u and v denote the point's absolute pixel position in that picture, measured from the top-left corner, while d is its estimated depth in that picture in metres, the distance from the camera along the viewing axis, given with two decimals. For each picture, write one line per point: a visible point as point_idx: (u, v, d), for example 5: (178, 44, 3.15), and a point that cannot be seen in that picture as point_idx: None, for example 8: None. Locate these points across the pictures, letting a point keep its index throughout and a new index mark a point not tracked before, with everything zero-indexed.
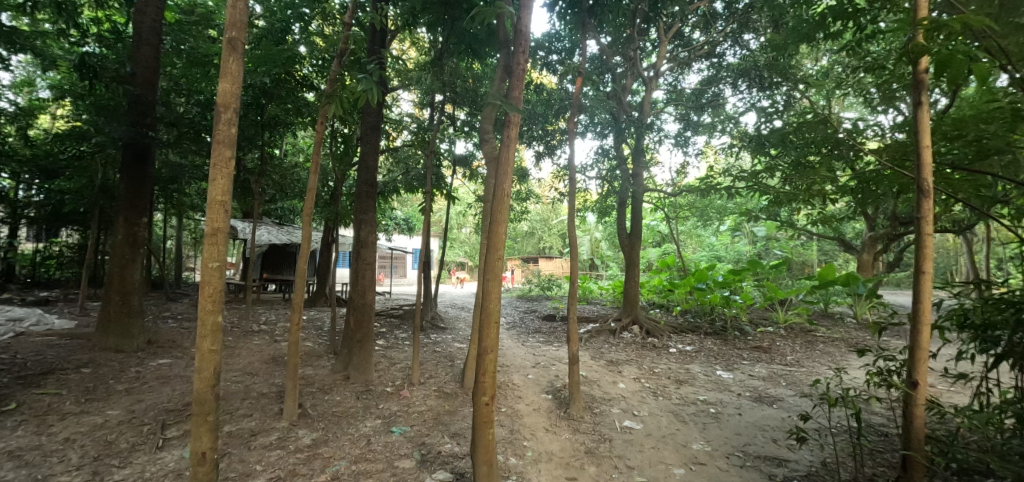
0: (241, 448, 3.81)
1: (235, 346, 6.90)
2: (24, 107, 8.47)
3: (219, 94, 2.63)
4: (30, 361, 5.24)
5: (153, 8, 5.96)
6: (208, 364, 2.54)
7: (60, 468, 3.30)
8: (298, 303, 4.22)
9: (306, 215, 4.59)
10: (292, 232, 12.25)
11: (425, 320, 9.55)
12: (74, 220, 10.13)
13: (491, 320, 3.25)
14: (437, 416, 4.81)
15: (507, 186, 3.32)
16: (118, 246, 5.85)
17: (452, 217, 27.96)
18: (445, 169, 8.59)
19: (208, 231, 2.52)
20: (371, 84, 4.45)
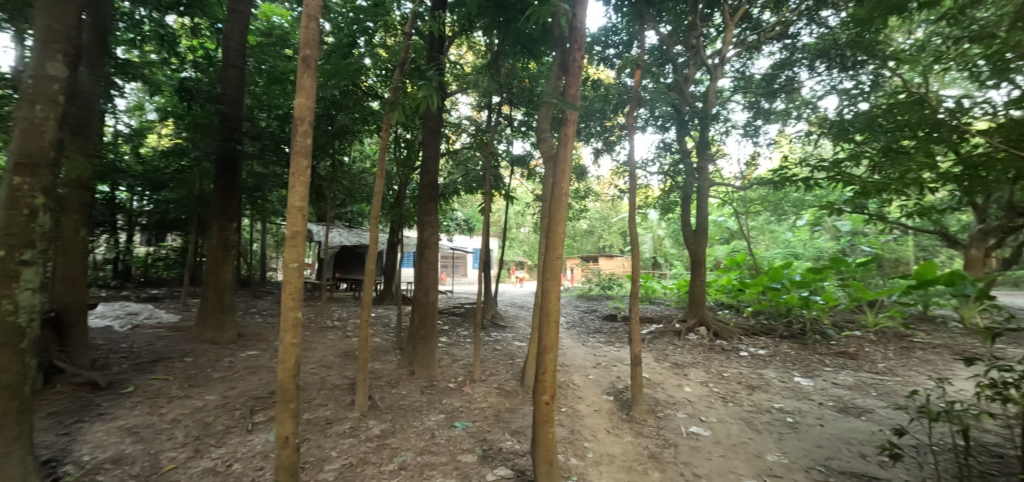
0: (318, 435, 4.10)
1: (312, 340, 7.45)
2: (138, 129, 9.69)
3: (296, 108, 2.86)
4: (144, 351, 5.98)
5: (238, 33, 6.57)
6: (289, 356, 2.77)
7: (168, 445, 3.74)
8: (367, 300, 4.45)
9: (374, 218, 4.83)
10: (361, 234, 12.99)
11: (486, 319, 9.72)
12: (178, 226, 11.43)
13: (551, 319, 3.25)
14: (498, 413, 4.88)
15: (566, 184, 3.30)
16: (213, 249, 6.52)
17: (511, 217, 28.26)
18: (503, 169, 8.69)
19: (289, 234, 2.77)
20: (431, 90, 4.61)
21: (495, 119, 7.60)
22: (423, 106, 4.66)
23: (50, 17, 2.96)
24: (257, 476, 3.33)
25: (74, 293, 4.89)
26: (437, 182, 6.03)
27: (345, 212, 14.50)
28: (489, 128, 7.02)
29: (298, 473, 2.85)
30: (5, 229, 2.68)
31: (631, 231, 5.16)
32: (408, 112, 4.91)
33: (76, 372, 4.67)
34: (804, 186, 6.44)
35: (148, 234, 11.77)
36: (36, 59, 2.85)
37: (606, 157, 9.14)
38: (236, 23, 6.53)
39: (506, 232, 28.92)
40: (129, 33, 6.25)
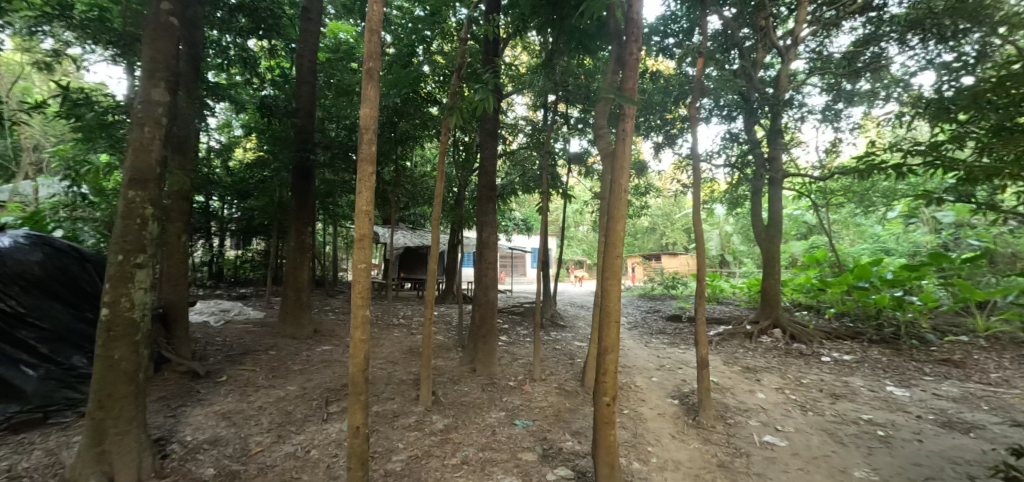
0: (386, 427, 4.31)
1: (380, 337, 7.86)
2: (227, 144, 10.73)
3: (361, 118, 3.03)
4: (234, 344, 6.63)
5: (309, 51, 7.08)
6: (359, 352, 2.95)
7: (256, 429, 4.12)
8: (429, 299, 4.60)
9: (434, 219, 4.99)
10: (424, 235, 13.49)
11: (545, 318, 9.72)
12: (262, 231, 12.51)
13: (611, 319, 3.18)
14: (558, 413, 4.86)
15: (625, 181, 3.21)
16: (291, 252, 7.08)
17: (569, 215, 28.04)
18: (560, 168, 8.65)
19: (357, 237, 2.94)
20: (486, 93, 4.69)
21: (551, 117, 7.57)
22: (479, 109, 4.75)
23: (154, 49, 3.32)
24: (332, 462, 3.57)
25: (178, 292, 5.53)
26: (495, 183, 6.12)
27: (409, 215, 15.13)
28: (545, 127, 7.02)
29: (368, 461, 3.02)
30: (123, 237, 3.10)
31: (695, 228, 4.92)
32: (466, 115, 5.03)
33: (180, 362, 5.29)
34: (895, 174, 5.78)
35: (237, 239, 13.00)
36: (143, 87, 3.25)
37: (667, 151, 8.78)
38: (308, 42, 7.04)
39: (564, 231, 28.74)
40: (218, 58, 6.94)
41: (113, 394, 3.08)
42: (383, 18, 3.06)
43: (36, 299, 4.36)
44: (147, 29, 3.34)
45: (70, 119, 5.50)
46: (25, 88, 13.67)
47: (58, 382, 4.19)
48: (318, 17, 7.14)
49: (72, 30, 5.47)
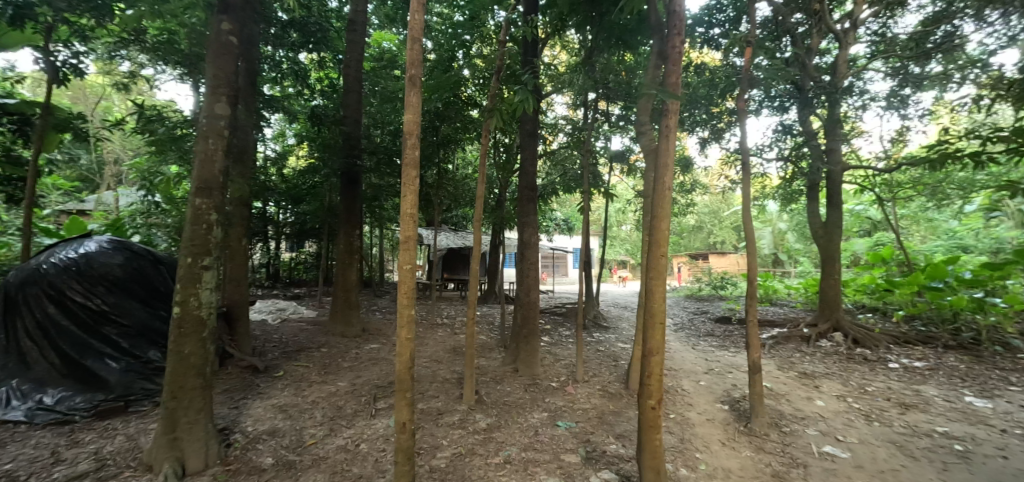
0: (431, 424, 4.41)
1: (424, 336, 8.06)
2: (282, 153, 11.37)
3: (405, 124, 3.13)
4: (290, 341, 7.02)
5: (355, 61, 7.39)
6: (405, 350, 3.04)
7: (311, 422, 4.34)
8: (472, 299, 4.66)
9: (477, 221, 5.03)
10: (466, 236, 13.71)
11: (588, 319, 9.60)
12: (314, 234, 13.15)
13: (655, 321, 3.09)
14: (601, 416, 4.78)
15: (669, 178, 3.11)
16: (341, 254, 7.40)
17: (612, 215, 27.56)
18: (601, 167, 8.53)
19: (403, 238, 3.04)
20: (526, 94, 4.70)
21: (592, 114, 7.47)
22: (519, 110, 4.76)
23: (217, 66, 3.58)
24: (380, 456, 3.70)
25: (240, 292, 5.93)
26: (535, 184, 6.12)
27: (452, 216, 15.42)
28: (585, 126, 6.94)
29: (414, 456, 3.11)
30: (191, 240, 3.36)
31: (745, 226, 4.69)
32: (506, 116, 5.06)
33: (242, 357, 5.66)
34: (972, 163, 5.26)
35: (291, 242, 13.73)
36: (208, 103, 3.51)
37: (714, 146, 8.45)
38: (354, 53, 7.34)
39: (606, 230, 28.26)
40: (273, 72, 7.37)
41: (184, 386, 3.34)
42: (424, 25, 3.13)
43: (118, 298, 4.81)
44: (210, 48, 3.59)
45: (145, 134, 6.03)
46: (109, 108, 15.13)
47: (137, 374, 4.60)
48: (363, 28, 7.43)
49: (147, 53, 6.00)
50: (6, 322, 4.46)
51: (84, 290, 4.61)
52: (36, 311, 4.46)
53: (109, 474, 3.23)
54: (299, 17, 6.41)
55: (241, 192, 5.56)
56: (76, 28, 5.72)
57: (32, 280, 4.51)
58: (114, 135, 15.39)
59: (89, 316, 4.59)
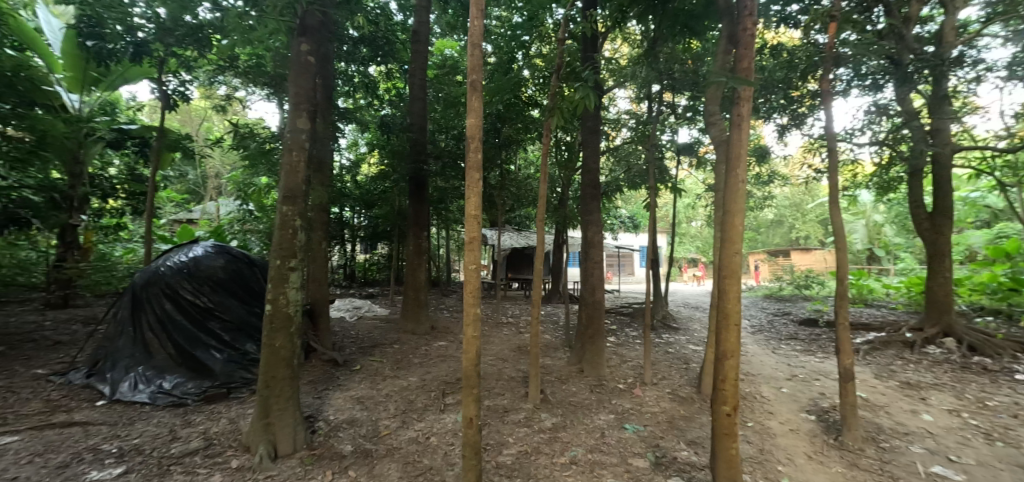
0: (497, 421, 4.49)
1: (490, 334, 8.22)
2: (355, 161, 12.15)
3: (468, 128, 3.22)
4: (366, 337, 7.50)
5: (419, 70, 7.71)
6: (471, 347, 3.11)
7: (386, 413, 4.62)
8: (537, 299, 4.65)
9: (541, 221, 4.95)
10: (529, 236, 13.80)
11: (655, 319, 9.26)
12: (386, 237, 13.89)
13: (730, 322, 2.88)
14: (671, 420, 4.59)
15: (741, 170, 2.90)
16: (411, 255, 7.76)
17: (680, 210, 26.32)
18: (667, 161, 8.18)
19: (467, 240, 3.13)
20: (587, 90, 4.62)
21: (656, 106, 7.18)
22: (580, 107, 4.70)
23: (297, 85, 3.90)
24: (448, 450, 3.84)
25: (321, 291, 6.42)
26: (598, 181, 6.01)
27: (515, 216, 15.57)
28: (650, 119, 6.70)
29: (480, 451, 3.17)
30: (279, 244, 3.71)
31: (832, 219, 4.28)
32: (566, 115, 5.01)
33: (323, 351, 6.15)
34: None
35: (366, 244, 14.61)
36: (291, 119, 3.85)
37: (794, 133, 7.78)
38: (419, 62, 7.67)
39: (675, 227, 27.03)
40: (346, 86, 7.90)
41: (275, 376, 3.69)
42: (483, 30, 3.17)
43: (219, 296, 5.46)
44: (292, 68, 3.93)
45: (239, 149, 6.73)
46: (209, 130, 17.03)
47: (236, 364, 5.19)
48: (426, 37, 7.73)
49: (240, 77, 6.69)
50: (131, 316, 5.14)
51: (193, 290, 5.30)
52: (155, 307, 5.11)
53: (215, 452, 3.65)
54: (369, 33, 6.80)
55: (321, 199, 6.02)
56: (183, 59, 6.52)
57: (152, 280, 5.19)
58: (214, 153, 17.30)
59: (197, 313, 5.26)
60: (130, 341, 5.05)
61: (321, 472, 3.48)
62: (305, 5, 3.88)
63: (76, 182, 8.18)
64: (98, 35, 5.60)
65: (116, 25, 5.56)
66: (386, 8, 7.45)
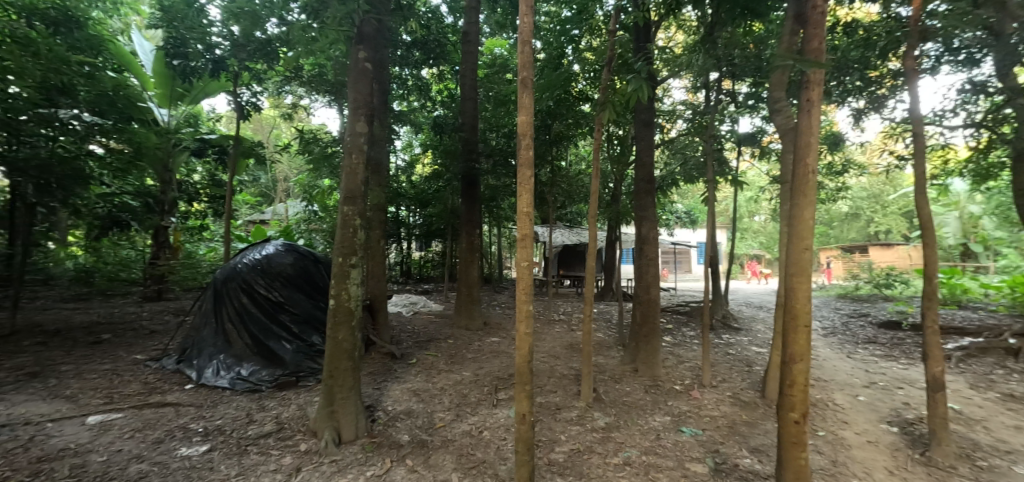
0: (549, 418, 4.48)
1: (542, 331, 8.22)
2: (410, 162, 12.59)
3: (519, 126, 3.20)
4: (421, 332, 7.76)
5: (470, 71, 7.84)
6: (524, 343, 3.11)
7: (441, 406, 4.76)
8: (589, 296, 4.58)
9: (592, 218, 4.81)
10: (581, 233, 13.66)
11: (715, 319, 8.84)
12: (439, 234, 14.28)
13: (799, 323, 2.65)
14: (732, 426, 4.36)
15: (812, 159, 2.65)
16: (464, 253, 7.92)
17: (742, 205, 24.89)
18: (727, 153, 7.77)
19: (520, 237, 3.10)
20: (640, 82, 4.48)
21: (714, 95, 6.83)
22: (632, 100, 4.56)
23: (356, 90, 4.10)
24: (501, 444, 3.89)
25: (380, 287, 6.71)
26: (653, 176, 5.82)
27: (566, 213, 15.46)
28: (708, 108, 6.37)
29: (533, 446, 3.16)
30: (341, 242, 3.93)
31: (919, 212, 3.86)
32: (618, 108, 4.88)
33: (382, 345, 6.45)
34: None
35: (421, 242, 15.09)
36: (350, 123, 4.05)
37: (872, 118, 7.11)
38: (469, 63, 7.81)
39: (736, 222, 25.64)
40: (401, 89, 8.19)
41: (338, 367, 3.91)
42: (532, 26, 3.16)
43: (289, 291, 5.87)
44: (351, 75, 4.13)
45: (305, 153, 7.18)
46: (278, 137, 18.32)
47: (304, 354, 5.54)
48: (476, 37, 7.85)
49: (304, 86, 7.13)
50: (214, 309, 5.65)
51: (267, 285, 5.74)
52: (234, 300, 5.59)
53: (285, 435, 3.93)
54: (421, 37, 7.00)
55: (379, 199, 6.29)
56: (255, 72, 7.06)
57: (231, 276, 5.67)
58: (282, 159, 18.59)
59: (270, 306, 5.70)
60: (213, 331, 5.55)
61: (381, 459, 3.64)
62: (363, 14, 4.06)
63: (166, 188, 9.10)
64: (183, 55, 6.21)
65: (197, 44, 6.14)
66: (438, 12, 7.64)
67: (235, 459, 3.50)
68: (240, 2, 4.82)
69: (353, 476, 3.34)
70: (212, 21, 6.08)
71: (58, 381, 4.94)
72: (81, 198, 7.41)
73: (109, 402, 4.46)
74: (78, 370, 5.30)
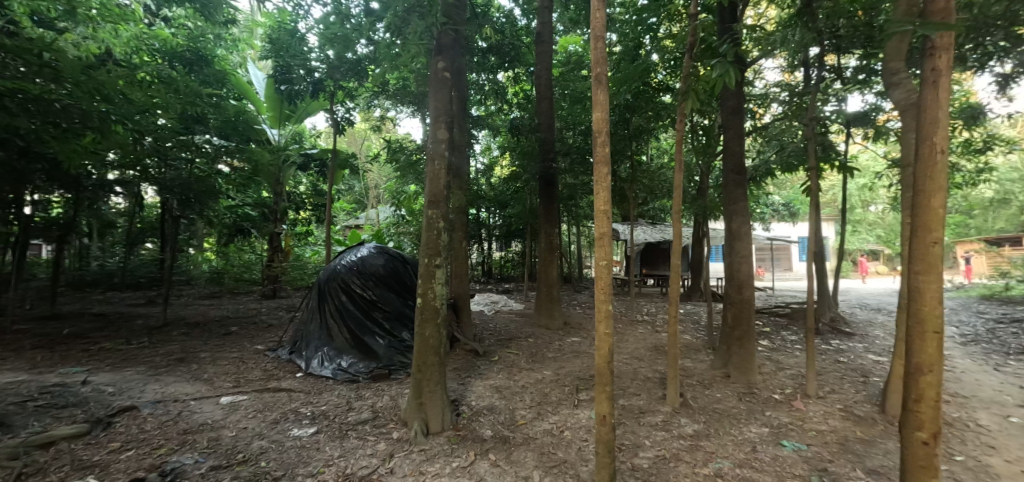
0: (632, 421, 4.31)
1: (624, 332, 7.97)
2: (489, 165, 12.96)
3: (594, 123, 3.07)
4: (503, 330, 7.94)
5: (545, 71, 7.87)
6: (604, 344, 2.98)
7: (522, 404, 4.82)
8: (675, 297, 4.32)
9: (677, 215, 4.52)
10: (664, 230, 13.08)
11: (820, 323, 7.92)
12: (519, 234, 14.51)
13: (928, 329, 2.21)
14: (843, 442, 3.87)
15: (942, 134, 2.20)
16: (543, 252, 7.96)
17: (854, 194, 22.05)
18: (831, 136, 6.95)
19: (597, 235, 2.96)
20: (726, 67, 4.14)
21: (816, 72, 6.12)
22: (717, 87, 4.25)
23: (437, 99, 4.30)
24: (582, 446, 3.85)
25: (463, 286, 6.98)
26: (743, 166, 5.37)
27: (647, 210, 14.85)
28: (808, 87, 5.72)
29: (615, 449, 3.02)
30: (426, 245, 4.16)
31: None
32: (702, 96, 4.56)
33: (466, 342, 6.71)
34: None
35: (501, 242, 15.40)
36: (432, 131, 4.26)
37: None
38: (544, 63, 7.84)
39: (847, 214, 22.76)
40: (478, 95, 8.44)
41: (426, 362, 4.14)
42: (606, 18, 3.03)
43: (381, 291, 6.36)
44: (431, 85, 4.34)
45: (393, 162, 7.71)
46: (369, 148, 19.83)
47: (395, 349, 5.96)
48: (550, 37, 7.87)
49: (390, 99, 7.65)
50: (318, 306, 6.29)
51: (362, 284, 6.27)
52: (335, 298, 6.18)
53: (380, 423, 4.24)
54: (496, 42, 7.19)
55: (460, 201, 6.55)
56: (348, 90, 7.74)
57: (332, 277, 6.29)
58: (374, 168, 20.10)
59: (365, 303, 6.22)
60: (318, 326, 6.18)
61: (466, 451, 3.77)
62: (441, 27, 4.26)
63: (279, 198, 10.29)
64: (289, 80, 7.03)
65: (299, 69, 6.93)
66: (513, 16, 7.77)
67: (337, 442, 3.86)
68: (334, 29, 5.33)
69: (440, 466, 3.50)
70: (311, 48, 6.84)
71: (198, 366, 5.84)
72: (212, 210, 8.60)
73: (236, 385, 5.18)
74: (213, 357, 6.23)
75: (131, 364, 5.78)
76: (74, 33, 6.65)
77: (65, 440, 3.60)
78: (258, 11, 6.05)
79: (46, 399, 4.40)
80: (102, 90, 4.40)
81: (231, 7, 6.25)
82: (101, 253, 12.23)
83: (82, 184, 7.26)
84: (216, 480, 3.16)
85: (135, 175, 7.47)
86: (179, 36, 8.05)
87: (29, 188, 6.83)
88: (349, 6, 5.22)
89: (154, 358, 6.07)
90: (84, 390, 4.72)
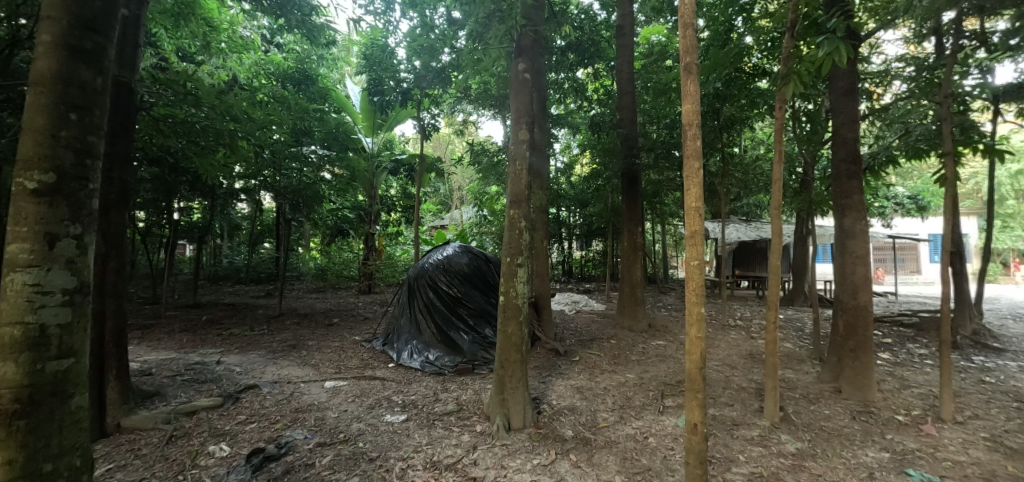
0: (724, 433, 3.99)
1: (715, 337, 7.44)
2: (569, 163, 12.93)
3: (683, 116, 2.82)
4: (584, 330, 7.83)
5: (627, 63, 7.58)
6: (694, 349, 2.75)
7: (603, 406, 4.71)
8: (774, 300, 3.91)
9: (777, 208, 4.09)
10: (761, 228, 12.07)
11: (957, 335, 6.74)
12: (600, 234, 14.28)
13: None
14: (989, 478, 3.25)
15: None
16: (626, 252, 7.70)
17: (1003, 182, 18.59)
18: (972, 115, 5.93)
19: (687, 235, 2.76)
20: (836, 44, 3.67)
21: (949, 42, 5.30)
22: (824, 68, 3.78)
23: (518, 101, 4.33)
24: (668, 454, 3.67)
25: (543, 285, 6.99)
26: (859, 153, 4.72)
27: (740, 206, 13.78)
28: (941, 60, 4.92)
29: (707, 462, 2.80)
30: (508, 245, 4.24)
31: None
32: (806, 78, 4.03)
33: (547, 341, 6.74)
34: None
35: (581, 241, 15.24)
36: (514, 131, 4.32)
37: None
38: (625, 57, 7.58)
39: (994, 206, 19.19)
40: (557, 94, 8.43)
41: (510, 358, 4.22)
42: (694, 2, 2.72)
43: (466, 289, 6.67)
44: (512, 87, 4.39)
45: (475, 164, 7.99)
46: (452, 152, 20.77)
47: (479, 346, 6.15)
48: (631, 29, 7.58)
49: (472, 104, 7.91)
50: (409, 301, 6.71)
51: (448, 282, 6.61)
52: (424, 295, 6.56)
53: (464, 416, 4.41)
54: (575, 39, 7.13)
55: (540, 201, 6.52)
56: (433, 98, 8.20)
57: (420, 274, 6.70)
58: (456, 171, 21.12)
59: (451, 299, 6.55)
60: (408, 320, 6.61)
61: (546, 450, 3.77)
62: (520, 30, 4.28)
63: (373, 201, 11.15)
64: (381, 91, 7.64)
65: (390, 81, 7.48)
66: (590, 11, 7.63)
67: (425, 430, 4.09)
68: (421, 40, 5.62)
69: (521, 462, 3.55)
70: (399, 60, 7.36)
71: (306, 353, 6.55)
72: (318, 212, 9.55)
73: (338, 372, 5.72)
74: (319, 345, 6.94)
75: (254, 348, 6.66)
76: (208, 64, 7.81)
77: (204, 410, 4.25)
78: (356, 31, 6.60)
79: (191, 375, 5.23)
80: (230, 111, 4.93)
81: (333, 29, 6.85)
82: (230, 251, 14.21)
83: (216, 192, 8.48)
84: (322, 456, 3.51)
85: (257, 184, 8.55)
86: (290, 59, 9.08)
87: (177, 196, 8.14)
88: (433, 18, 5.51)
89: (272, 344, 6.93)
90: (218, 369, 5.52)
